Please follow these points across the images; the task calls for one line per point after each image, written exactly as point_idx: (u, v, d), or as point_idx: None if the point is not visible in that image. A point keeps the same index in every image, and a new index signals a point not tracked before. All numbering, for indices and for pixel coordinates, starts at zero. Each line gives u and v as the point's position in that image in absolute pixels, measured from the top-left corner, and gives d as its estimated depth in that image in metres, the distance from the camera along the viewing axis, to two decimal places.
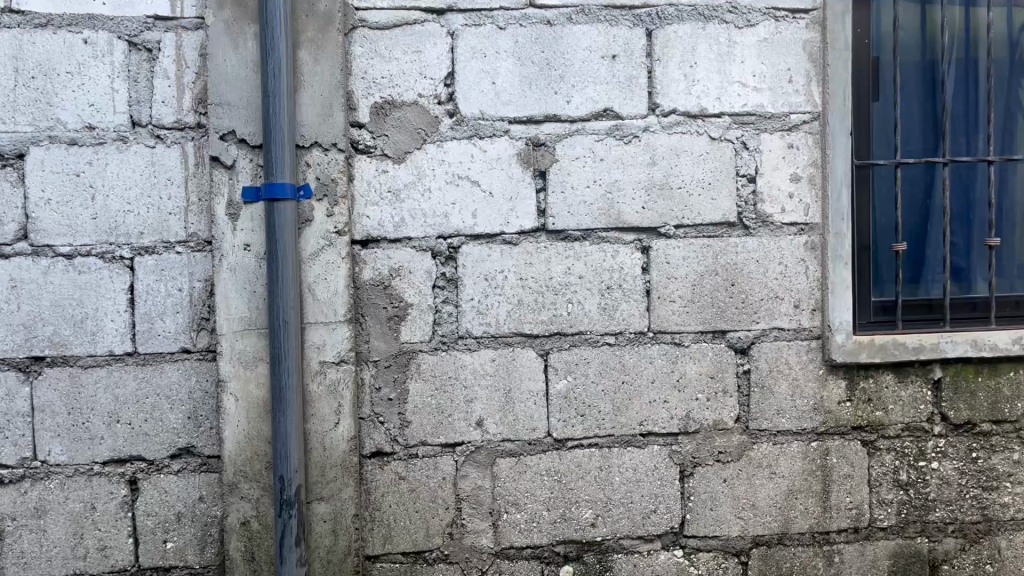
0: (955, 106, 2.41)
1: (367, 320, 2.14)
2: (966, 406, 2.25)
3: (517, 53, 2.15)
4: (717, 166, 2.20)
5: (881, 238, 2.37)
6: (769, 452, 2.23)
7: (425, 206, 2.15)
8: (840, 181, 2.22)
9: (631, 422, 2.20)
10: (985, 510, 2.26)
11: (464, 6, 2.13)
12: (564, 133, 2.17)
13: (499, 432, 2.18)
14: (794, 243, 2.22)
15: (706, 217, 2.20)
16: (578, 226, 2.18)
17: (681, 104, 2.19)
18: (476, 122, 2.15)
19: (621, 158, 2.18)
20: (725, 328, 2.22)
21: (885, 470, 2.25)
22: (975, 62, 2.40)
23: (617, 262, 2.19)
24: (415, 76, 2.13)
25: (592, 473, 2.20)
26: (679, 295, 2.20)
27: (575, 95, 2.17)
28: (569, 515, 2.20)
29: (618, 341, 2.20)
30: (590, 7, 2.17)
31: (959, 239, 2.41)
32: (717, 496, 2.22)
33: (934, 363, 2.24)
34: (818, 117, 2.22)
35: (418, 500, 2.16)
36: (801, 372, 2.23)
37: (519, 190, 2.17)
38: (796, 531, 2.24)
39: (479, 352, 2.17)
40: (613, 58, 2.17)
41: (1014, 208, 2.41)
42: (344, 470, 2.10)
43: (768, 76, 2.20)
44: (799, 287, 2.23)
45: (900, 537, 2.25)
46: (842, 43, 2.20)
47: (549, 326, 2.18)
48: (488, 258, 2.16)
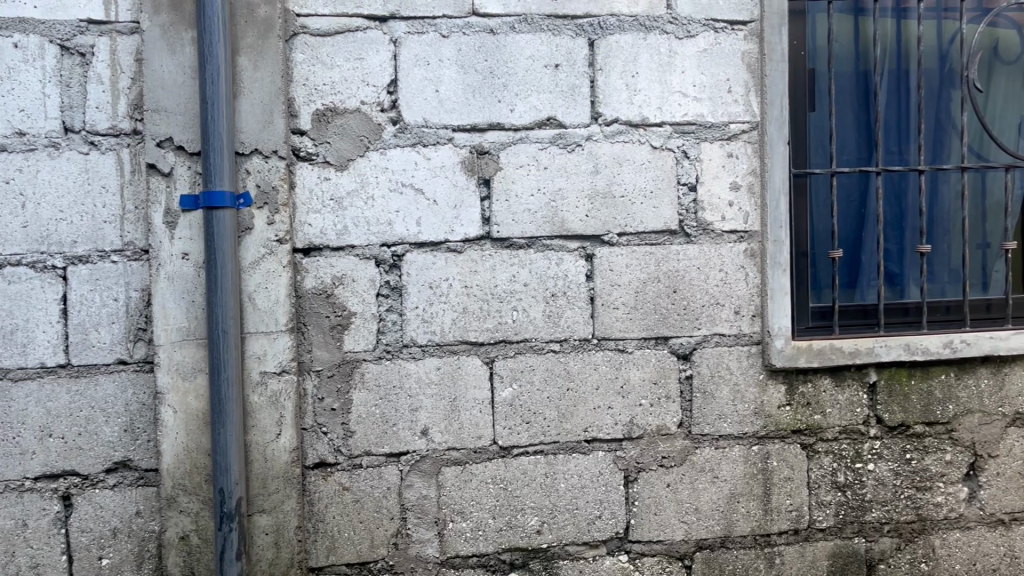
0: (888, 116, 2.47)
1: (309, 329, 2.12)
2: (900, 408, 2.30)
3: (460, 61, 2.15)
4: (659, 175, 2.23)
5: (818, 245, 2.43)
6: (711, 456, 2.26)
7: (368, 214, 2.13)
8: (778, 189, 2.25)
9: (576, 428, 2.22)
10: (919, 510, 2.31)
11: (406, 14, 2.12)
12: (508, 141, 2.18)
13: (444, 440, 2.17)
14: (734, 250, 2.26)
15: (648, 225, 2.23)
16: (522, 234, 2.19)
17: (623, 113, 2.21)
18: (419, 130, 2.15)
19: (565, 166, 2.20)
20: (668, 334, 2.24)
21: (824, 472, 2.29)
22: (906, 73, 2.47)
23: (561, 269, 2.20)
24: (357, 83, 2.12)
25: (537, 480, 2.20)
26: (622, 302, 2.22)
27: (519, 104, 2.18)
28: (514, 522, 2.20)
29: (562, 348, 2.21)
30: (533, 16, 2.18)
31: (893, 246, 2.48)
32: (661, 501, 2.25)
33: (869, 367, 2.30)
34: (756, 127, 2.27)
35: (363, 511, 2.14)
36: (742, 377, 2.27)
37: (463, 198, 2.17)
38: (737, 534, 2.27)
39: (424, 361, 2.16)
40: (556, 67, 2.19)
41: (945, 216, 2.48)
42: (287, 481, 2.07)
43: (708, 86, 2.24)
44: (739, 293, 2.27)
45: (838, 538, 2.30)
46: (779, 55, 2.24)
47: (494, 334, 2.18)
48: (433, 266, 2.16)
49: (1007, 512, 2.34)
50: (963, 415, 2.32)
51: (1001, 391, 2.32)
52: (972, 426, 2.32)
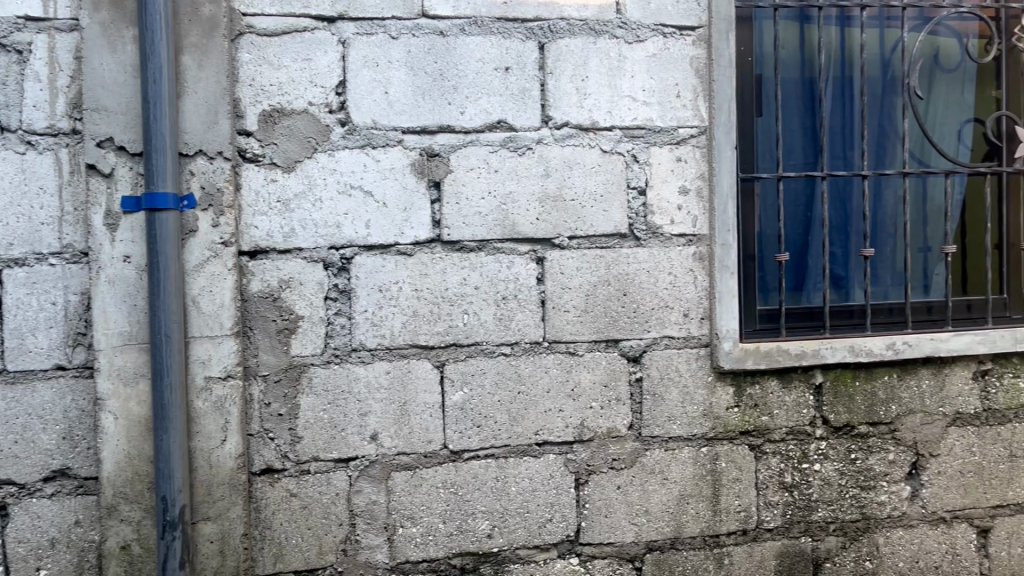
0: (833, 122, 2.52)
1: (255, 334, 2.08)
2: (845, 409, 2.34)
3: (409, 63, 2.14)
4: (609, 178, 2.24)
5: (765, 248, 2.46)
6: (661, 458, 2.27)
7: (317, 216, 2.11)
8: (726, 194, 2.28)
9: (527, 431, 2.21)
10: (864, 509, 2.35)
11: (355, 15, 2.10)
12: (458, 144, 2.17)
13: (394, 445, 2.15)
14: (683, 253, 2.28)
15: (598, 229, 2.24)
16: (473, 237, 2.18)
17: (573, 117, 2.22)
18: (368, 131, 2.13)
19: (516, 170, 2.20)
20: (618, 337, 2.25)
21: (771, 473, 2.32)
22: (850, 80, 2.52)
23: (512, 272, 2.20)
24: (305, 84, 2.09)
25: (488, 483, 2.20)
26: (573, 305, 2.23)
27: (469, 106, 2.17)
28: (465, 527, 2.19)
29: (513, 351, 2.21)
30: (483, 18, 2.17)
31: (838, 249, 2.52)
32: (611, 503, 2.25)
33: (815, 369, 2.33)
34: (704, 131, 2.29)
35: (310, 517, 2.11)
36: (691, 379, 2.29)
37: (413, 201, 2.15)
38: (687, 535, 2.29)
39: (373, 365, 2.14)
40: (506, 70, 2.18)
41: (888, 220, 2.54)
42: (232, 488, 2.04)
43: (657, 91, 2.26)
44: (688, 296, 2.29)
45: (784, 537, 2.33)
46: (726, 60, 2.26)
47: (444, 337, 2.17)
48: (382, 269, 2.14)
49: (948, 510, 2.39)
50: (905, 415, 2.36)
51: (942, 391, 2.37)
52: (914, 426, 2.36)
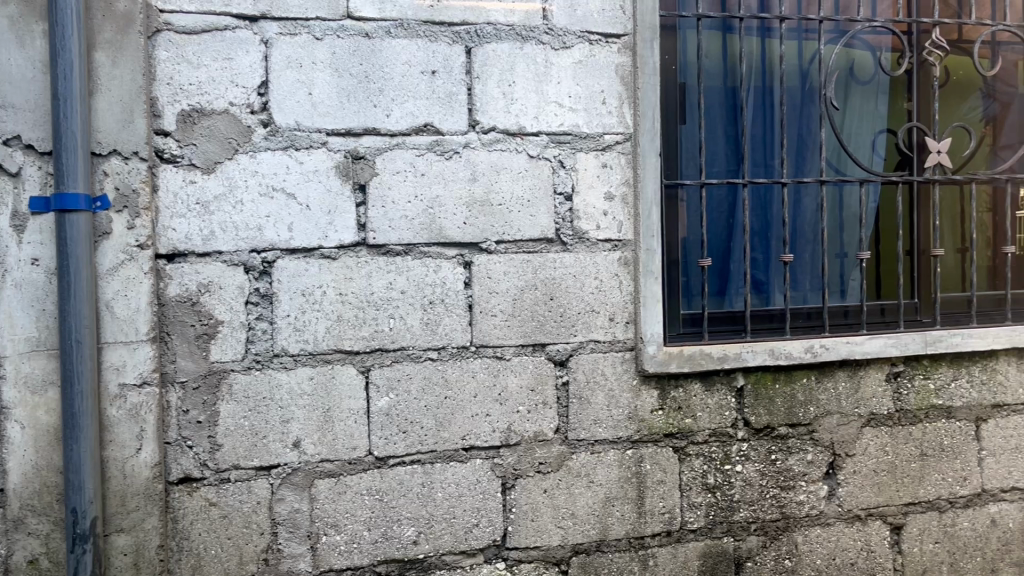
0: (754, 131, 2.58)
1: (173, 339, 2.03)
2: (766, 411, 2.40)
3: (334, 64, 2.11)
4: (536, 183, 2.25)
5: (689, 253, 2.50)
6: (587, 461, 2.29)
7: (237, 219, 2.06)
8: (650, 201, 2.31)
9: (453, 437, 2.20)
10: (783, 509, 2.41)
11: (277, 15, 2.07)
12: (384, 147, 2.15)
13: (317, 452, 2.12)
14: (609, 258, 2.31)
15: (525, 233, 2.24)
16: (399, 241, 2.16)
17: (500, 121, 2.22)
18: (291, 133, 2.09)
19: (442, 173, 2.19)
20: (545, 341, 2.26)
21: (695, 475, 2.36)
22: (771, 91, 2.58)
23: (439, 276, 2.19)
24: (225, 84, 2.05)
25: (414, 490, 2.18)
26: (500, 310, 2.23)
27: (395, 109, 2.16)
28: (390, 534, 2.17)
29: (440, 356, 2.20)
30: (410, 21, 2.16)
31: (759, 255, 2.58)
32: (538, 507, 2.26)
33: (737, 372, 2.38)
34: (629, 138, 2.32)
35: (231, 527, 2.06)
36: (616, 383, 2.31)
37: (338, 204, 2.12)
38: (612, 537, 2.31)
39: (296, 371, 2.10)
40: (433, 74, 2.18)
41: (806, 227, 2.61)
42: (148, 498, 1.98)
43: (583, 97, 2.28)
44: (613, 301, 2.31)
45: (707, 537, 2.37)
46: (650, 68, 2.30)
47: (369, 342, 2.15)
48: (305, 273, 2.11)
49: (864, 508, 2.46)
50: (823, 416, 2.43)
51: (857, 393, 2.45)
52: (831, 426, 2.43)
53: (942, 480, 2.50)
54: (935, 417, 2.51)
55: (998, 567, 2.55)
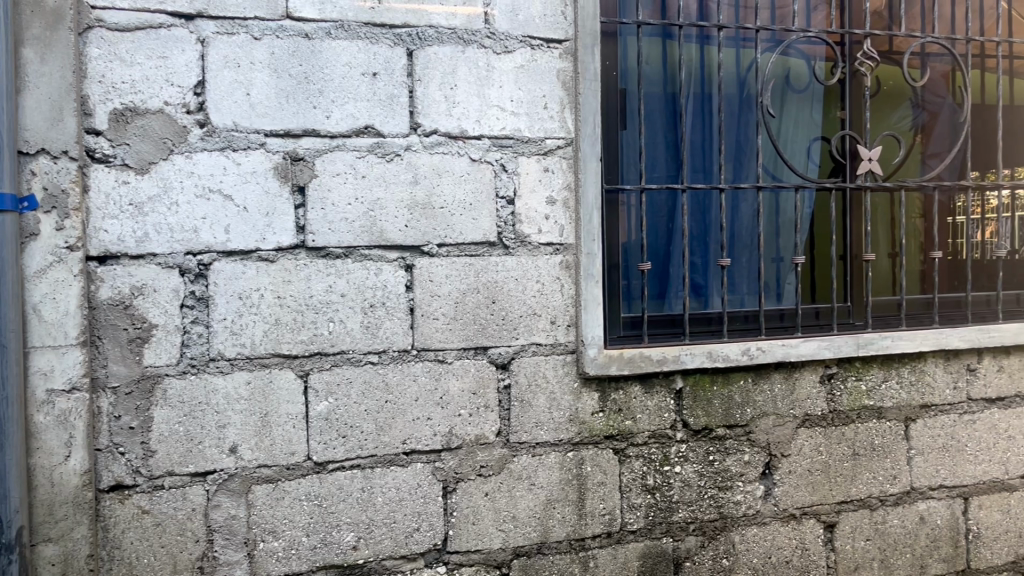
0: (693, 137, 2.62)
1: (104, 343, 1.98)
2: (704, 412, 2.43)
3: (273, 64, 2.09)
4: (477, 187, 2.25)
5: (629, 257, 2.54)
6: (528, 464, 2.30)
7: (172, 220, 2.02)
8: (591, 205, 2.33)
9: (394, 441, 2.19)
10: (721, 509, 2.45)
11: (215, 13, 2.04)
12: (324, 148, 2.13)
13: (255, 457, 2.09)
14: (551, 262, 2.32)
15: (467, 237, 2.24)
16: (339, 243, 2.14)
17: (442, 124, 2.22)
18: (228, 133, 2.06)
19: (382, 175, 2.17)
20: (487, 344, 2.27)
21: (635, 476, 2.39)
22: (709, 97, 2.63)
23: (380, 280, 2.17)
24: (160, 83, 2.01)
25: (354, 494, 2.16)
26: (441, 313, 2.23)
27: (335, 111, 2.14)
28: (329, 539, 2.14)
29: (381, 359, 2.18)
30: (350, 23, 2.14)
31: (698, 259, 2.63)
32: (479, 510, 2.26)
33: (676, 375, 2.41)
34: (571, 142, 2.34)
35: (164, 535, 2.02)
36: (557, 386, 2.32)
37: (276, 206, 2.10)
38: (553, 539, 2.32)
39: (233, 375, 2.07)
40: (374, 76, 2.16)
41: (743, 232, 2.66)
42: (77, 507, 1.93)
43: (525, 102, 2.29)
44: (555, 304, 2.33)
45: (647, 538, 2.40)
46: (591, 74, 2.32)
47: (308, 346, 2.12)
48: (243, 276, 2.08)
49: (798, 508, 2.51)
50: (759, 417, 2.48)
51: (792, 394, 2.50)
52: (767, 427, 2.48)
53: (873, 478, 2.57)
54: (866, 417, 2.57)
55: (927, 563, 2.62)
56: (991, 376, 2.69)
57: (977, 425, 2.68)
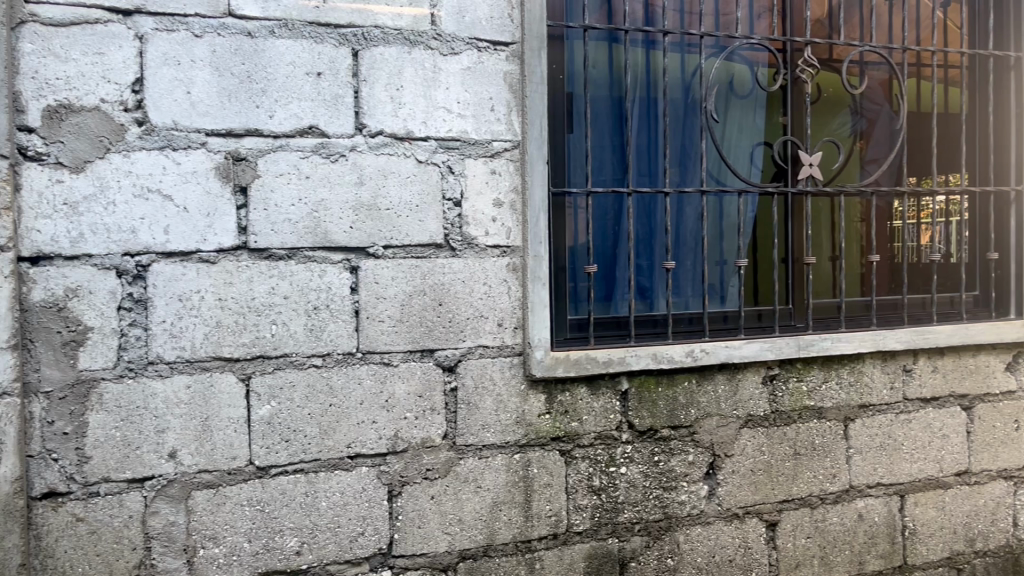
0: (639, 140, 2.65)
1: (36, 347, 1.92)
2: (649, 413, 2.46)
3: (214, 63, 2.05)
4: (424, 189, 2.24)
5: (576, 259, 2.55)
6: (475, 467, 2.29)
7: (109, 221, 1.98)
8: (537, 207, 2.34)
9: (339, 445, 2.17)
10: (665, 509, 2.48)
11: (154, 10, 2.00)
12: (266, 149, 2.10)
13: (195, 462, 2.05)
14: (498, 264, 2.32)
15: (413, 238, 2.23)
16: (282, 244, 2.12)
17: (388, 125, 2.20)
18: (167, 132, 2.02)
19: (327, 176, 2.15)
20: (433, 346, 2.26)
21: (581, 477, 2.40)
22: (655, 101, 2.66)
23: (324, 282, 2.15)
24: (96, 80, 1.96)
25: (297, 499, 2.13)
26: (387, 315, 2.21)
27: (278, 111, 2.11)
28: (272, 545, 2.11)
29: (325, 362, 2.16)
30: (294, 21, 2.12)
31: (643, 262, 2.66)
32: (425, 513, 2.25)
33: (622, 376, 2.43)
34: (518, 145, 2.34)
35: (100, 543, 1.97)
36: (504, 388, 2.32)
37: (217, 206, 2.06)
38: (499, 542, 2.32)
39: (172, 379, 2.03)
40: (318, 75, 2.14)
41: (688, 235, 2.70)
42: (8, 515, 1.87)
43: (471, 104, 2.29)
44: (502, 306, 2.33)
45: (593, 539, 2.41)
46: (538, 77, 2.33)
47: (250, 349, 2.09)
48: (182, 277, 2.04)
49: (741, 507, 2.55)
50: (703, 418, 2.51)
51: (735, 395, 2.54)
52: (711, 428, 2.52)
53: (814, 477, 2.63)
54: (807, 418, 2.63)
55: (865, 559, 2.69)
56: (926, 377, 2.77)
57: (913, 424, 2.75)
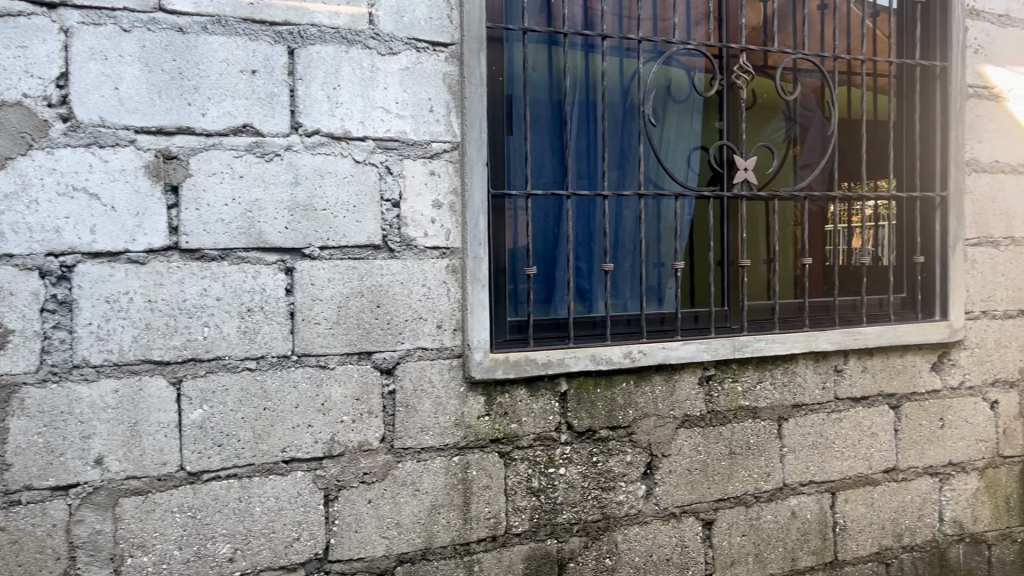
0: (578, 143, 2.67)
1: None
2: (588, 414, 2.47)
3: (144, 58, 2.00)
4: (361, 189, 2.22)
5: (516, 261, 2.56)
6: (413, 470, 2.28)
7: (32, 220, 1.91)
8: (477, 209, 2.33)
9: (273, 449, 2.13)
10: (604, 509, 2.49)
11: (80, 3, 1.94)
12: (199, 147, 2.05)
13: (122, 469, 1.99)
14: (436, 265, 2.31)
15: (350, 239, 2.21)
16: (214, 245, 2.07)
17: (325, 125, 2.18)
18: (94, 129, 1.96)
19: (261, 176, 2.11)
20: (371, 349, 2.24)
21: (520, 479, 2.40)
22: (594, 105, 2.68)
23: (258, 283, 2.11)
24: (18, 74, 1.89)
25: (230, 505, 2.09)
26: (324, 317, 2.18)
27: (211, 108, 2.07)
28: (204, 552, 2.07)
29: (259, 365, 2.12)
30: (228, 18, 2.07)
31: (583, 264, 2.68)
32: (362, 518, 2.22)
33: (561, 378, 2.44)
34: (457, 147, 2.33)
35: (22, 552, 1.91)
36: (443, 390, 2.31)
37: (147, 206, 2.01)
38: (438, 545, 2.31)
39: (98, 383, 1.97)
40: (252, 73, 2.10)
41: (626, 237, 2.73)
42: None
43: (410, 104, 2.27)
44: (441, 308, 2.32)
45: (531, 540, 2.42)
46: (477, 79, 2.33)
47: (181, 352, 2.04)
48: (110, 278, 1.98)
49: (678, 506, 2.59)
50: (640, 418, 2.54)
51: (672, 396, 2.57)
52: (649, 428, 2.55)
53: (748, 476, 2.67)
54: (742, 417, 2.67)
55: (797, 555, 2.74)
56: (856, 377, 2.84)
57: (844, 423, 2.82)
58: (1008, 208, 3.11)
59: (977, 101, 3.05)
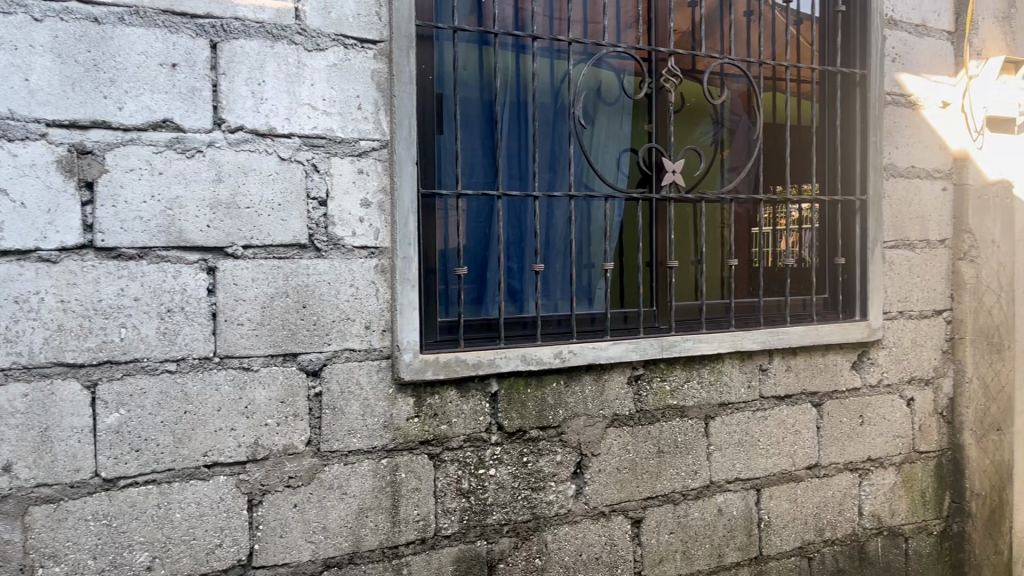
0: (509, 144, 2.67)
1: None
2: (518, 414, 2.47)
3: (57, 49, 1.92)
4: (287, 187, 2.18)
5: (447, 261, 2.54)
6: (340, 473, 2.24)
7: None
8: (407, 208, 2.31)
9: (194, 453, 2.07)
10: (534, 509, 2.50)
11: None
12: (115, 142, 1.98)
13: (32, 476, 1.91)
14: (364, 266, 2.28)
15: (275, 238, 2.16)
16: (132, 244, 2.00)
17: (249, 121, 2.13)
18: (2, 122, 1.88)
19: (182, 173, 2.05)
20: (297, 350, 2.20)
21: (449, 480, 2.39)
22: (525, 106, 2.68)
23: (178, 283, 2.05)
24: None
25: (148, 512, 2.02)
26: (247, 318, 2.13)
27: (129, 102, 2.00)
28: (120, 561, 1.99)
29: (179, 368, 2.06)
30: (147, 9, 2.01)
31: (514, 265, 2.67)
32: (287, 522, 2.18)
33: (491, 378, 2.43)
34: (386, 145, 2.31)
35: None
36: (371, 391, 2.29)
37: (59, 202, 1.93)
38: (365, 548, 2.28)
39: (6, 387, 1.89)
40: (173, 67, 2.04)
41: (557, 238, 2.74)
42: None
43: (338, 101, 2.24)
44: (369, 308, 2.29)
45: (461, 542, 2.40)
46: (406, 77, 2.30)
47: (97, 354, 1.97)
48: (19, 278, 1.90)
49: (607, 505, 2.60)
50: (571, 418, 2.55)
51: (602, 395, 2.59)
52: (578, 428, 2.56)
53: (676, 474, 2.71)
54: (670, 416, 2.71)
55: (723, 552, 2.80)
56: (780, 376, 2.91)
57: (769, 421, 2.88)
58: (923, 212, 3.23)
59: (894, 108, 3.16)
